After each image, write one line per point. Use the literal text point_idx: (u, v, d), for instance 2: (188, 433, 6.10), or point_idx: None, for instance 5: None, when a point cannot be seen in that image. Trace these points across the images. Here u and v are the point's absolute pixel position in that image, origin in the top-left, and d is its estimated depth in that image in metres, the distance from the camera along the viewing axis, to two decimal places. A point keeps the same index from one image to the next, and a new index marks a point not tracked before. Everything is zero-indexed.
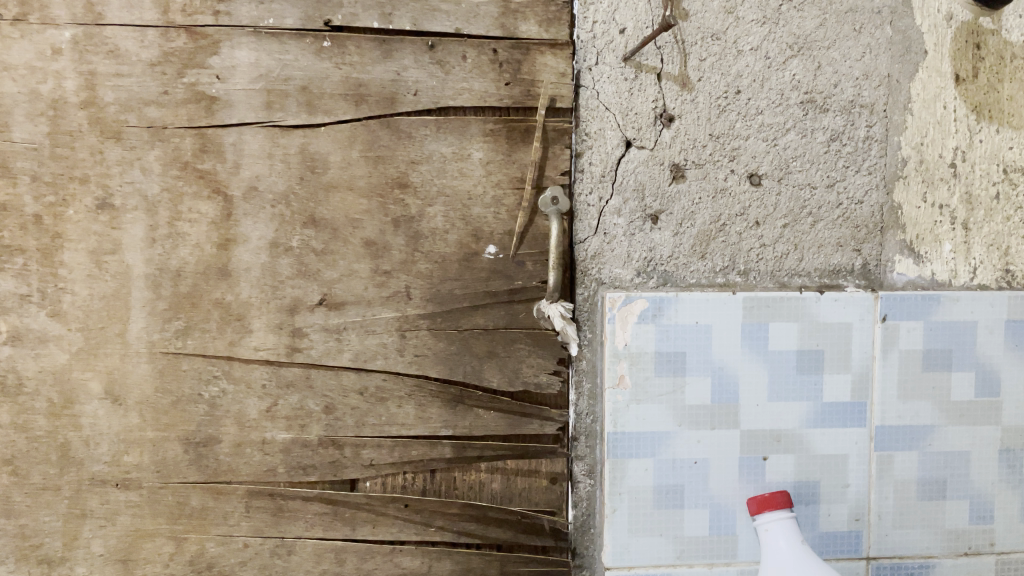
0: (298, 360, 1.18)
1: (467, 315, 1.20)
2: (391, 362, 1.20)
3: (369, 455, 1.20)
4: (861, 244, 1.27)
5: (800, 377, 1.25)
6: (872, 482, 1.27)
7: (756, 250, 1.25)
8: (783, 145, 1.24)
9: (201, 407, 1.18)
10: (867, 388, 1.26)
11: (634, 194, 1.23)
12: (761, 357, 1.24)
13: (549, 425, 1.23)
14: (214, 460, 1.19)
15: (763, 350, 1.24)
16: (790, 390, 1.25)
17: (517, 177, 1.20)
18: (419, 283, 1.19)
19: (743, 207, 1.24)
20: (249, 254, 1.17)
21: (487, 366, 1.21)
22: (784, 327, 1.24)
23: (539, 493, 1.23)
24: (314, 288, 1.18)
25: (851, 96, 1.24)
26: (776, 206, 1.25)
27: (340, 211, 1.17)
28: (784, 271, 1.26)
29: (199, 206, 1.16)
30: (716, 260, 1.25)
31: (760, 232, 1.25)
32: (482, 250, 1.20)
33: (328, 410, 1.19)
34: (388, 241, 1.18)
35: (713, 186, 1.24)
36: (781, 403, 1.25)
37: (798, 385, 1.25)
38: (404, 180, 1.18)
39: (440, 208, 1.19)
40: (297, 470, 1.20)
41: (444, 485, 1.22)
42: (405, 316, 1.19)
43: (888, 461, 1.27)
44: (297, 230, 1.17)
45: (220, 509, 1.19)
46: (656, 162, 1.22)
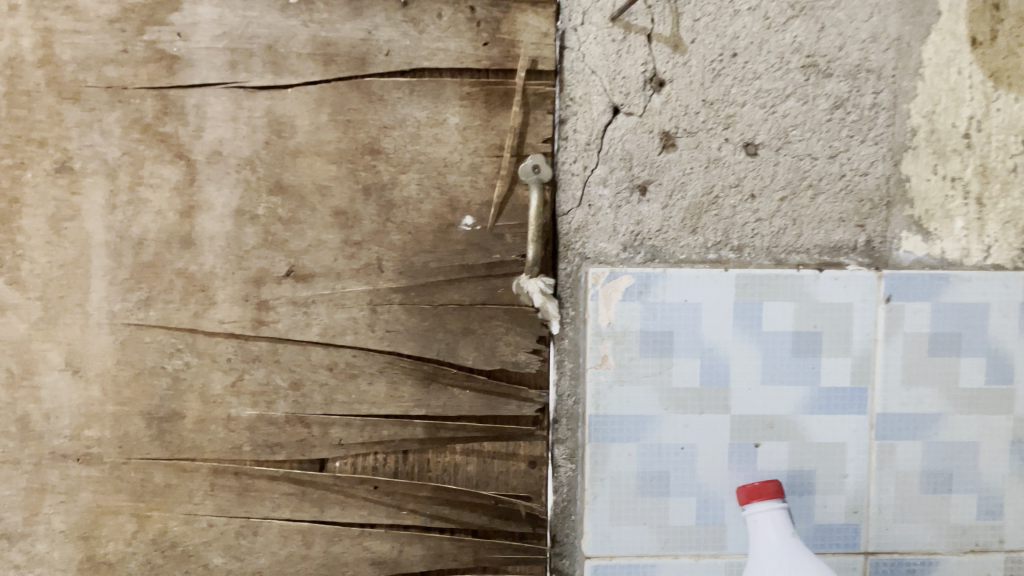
0: (263, 334, 1.13)
1: (441, 289, 1.14)
2: (362, 338, 1.14)
3: (338, 434, 1.15)
4: (865, 220, 1.19)
5: (796, 359, 1.18)
6: (871, 473, 1.20)
7: (752, 224, 1.17)
8: (782, 112, 1.16)
9: (164, 381, 1.14)
10: (868, 374, 1.18)
11: (620, 163, 1.15)
12: (754, 339, 1.17)
13: (527, 406, 1.17)
14: (177, 436, 1.14)
15: (757, 331, 1.17)
16: (784, 374, 1.18)
17: (496, 144, 1.13)
18: (392, 255, 1.13)
19: (738, 178, 1.16)
20: (213, 222, 1.12)
21: (463, 343, 1.15)
22: (779, 307, 1.17)
23: (516, 477, 1.18)
24: (281, 259, 1.13)
25: (857, 60, 1.16)
26: (774, 178, 1.17)
27: (308, 177, 1.12)
28: (782, 247, 1.18)
29: (161, 171, 1.11)
30: (708, 234, 1.17)
31: (756, 205, 1.17)
32: (458, 221, 1.13)
33: (296, 387, 1.14)
34: (358, 210, 1.12)
35: (706, 156, 1.16)
36: (775, 387, 1.18)
37: (793, 368, 1.18)
38: (375, 146, 1.12)
39: (413, 176, 1.13)
40: (264, 448, 1.15)
41: (417, 467, 1.17)
42: (377, 289, 1.13)
43: (889, 451, 1.20)
44: (263, 197, 1.12)
45: (184, 487, 1.15)
46: (644, 129, 1.15)
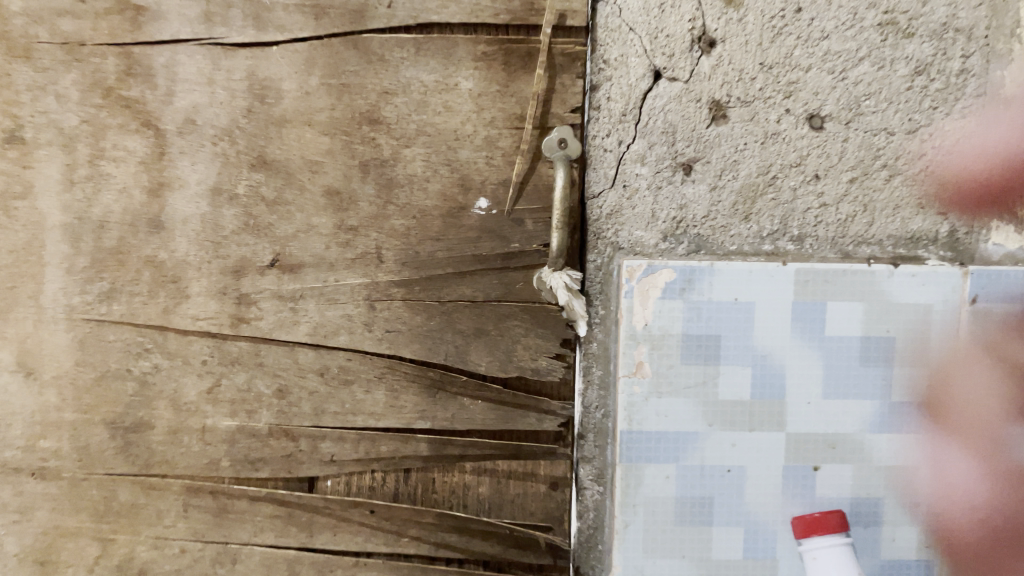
0: (243, 333, 0.98)
1: (451, 283, 0.98)
2: (357, 339, 0.98)
3: (330, 450, 1.00)
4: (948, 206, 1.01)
5: (864, 370, 1.01)
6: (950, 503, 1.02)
7: (815, 211, 1.00)
8: (853, 79, 0.98)
9: (130, 385, 0.99)
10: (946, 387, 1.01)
11: (662, 137, 0.99)
12: (815, 344, 1.00)
13: (549, 420, 1.00)
14: (145, 449, 0.99)
15: (818, 336, 1.00)
16: (849, 386, 1.01)
17: (516, 114, 0.96)
18: (393, 243, 0.97)
19: (800, 155, 0.99)
20: (186, 203, 0.96)
21: (474, 346, 0.99)
22: (846, 307, 0.99)
23: (535, 501, 1.01)
24: (265, 246, 0.97)
25: (944, 18, 0.98)
26: (842, 155, 1.00)
27: (296, 151, 0.95)
28: (850, 238, 1.01)
29: (125, 142, 0.95)
30: (764, 222, 1.00)
31: (821, 188, 1.00)
32: (471, 204, 0.97)
33: (281, 394, 0.99)
34: (354, 189, 0.96)
35: (762, 130, 0.99)
36: (839, 402, 1.01)
37: (860, 380, 1.01)
38: (374, 115, 0.95)
39: (419, 150, 0.96)
40: (244, 464, 1.00)
41: (420, 488, 1.01)
42: (375, 282, 0.97)
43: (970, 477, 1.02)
44: (243, 174, 0.96)
45: (154, 507, 1.00)
46: (690, 98, 0.98)
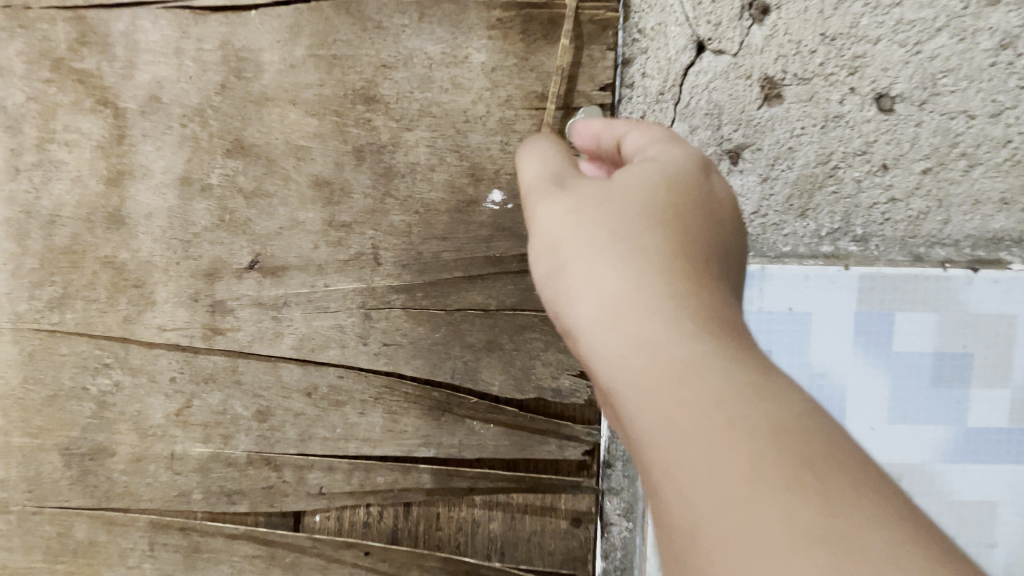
0: (217, 346, 0.84)
1: (459, 289, 0.84)
2: (350, 354, 0.84)
3: (318, 481, 0.86)
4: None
5: (936, 390, 0.87)
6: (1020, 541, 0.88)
7: (882, 206, 0.86)
8: (928, 52, 0.82)
9: (87, 406, 0.85)
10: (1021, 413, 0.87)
11: (705, 120, 0.85)
12: (881, 362, 0.87)
13: (571, 448, 0.86)
14: (105, 479, 0.86)
15: (885, 352, 0.86)
16: (918, 410, 0.87)
17: (536, 92, 0.82)
18: (392, 242, 0.83)
19: (865, 142, 0.85)
20: (150, 195, 0.82)
21: (486, 363, 0.85)
22: (917, 319, 0.86)
23: (554, 540, 0.88)
24: (242, 246, 0.83)
25: None
26: (914, 142, 0.85)
27: (278, 134, 0.81)
28: (921, 238, 0.87)
29: (79, 123, 0.81)
30: (823, 219, 0.86)
31: (889, 180, 0.86)
32: (483, 197, 0.83)
33: (262, 418, 0.85)
34: (346, 179, 0.82)
35: (821, 112, 0.85)
36: (907, 427, 0.88)
37: (932, 403, 0.87)
38: (370, 93, 0.81)
39: (422, 133, 0.82)
40: (219, 496, 0.86)
41: (422, 525, 0.88)
42: (371, 288, 0.84)
43: None
44: (217, 162, 0.82)
45: (115, 546, 0.87)
46: (739, 75, 0.84)
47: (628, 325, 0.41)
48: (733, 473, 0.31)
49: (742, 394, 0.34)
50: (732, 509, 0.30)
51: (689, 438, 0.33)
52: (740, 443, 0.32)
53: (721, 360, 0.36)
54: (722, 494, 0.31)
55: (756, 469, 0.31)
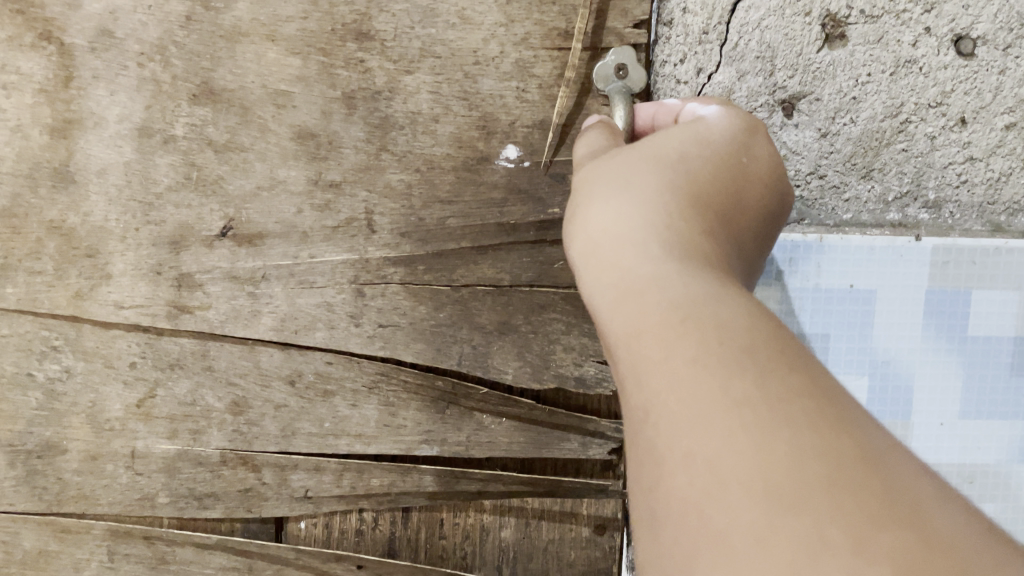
0: (185, 327, 0.72)
1: (467, 262, 0.72)
2: (340, 336, 0.72)
3: (303, 483, 0.74)
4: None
5: (1015, 379, 0.75)
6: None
7: (958, 166, 0.72)
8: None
9: (33, 396, 0.73)
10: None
11: (757, 65, 0.70)
12: (952, 347, 0.74)
13: (596, 446, 0.74)
14: (55, 481, 0.74)
15: (958, 336, 0.74)
16: (995, 402, 0.75)
17: (558, 29, 0.70)
18: (389, 205, 0.71)
19: (942, 91, 0.70)
20: (103, 148, 0.69)
21: (499, 347, 0.73)
22: (995, 298, 0.74)
23: (574, 550, 0.77)
24: (213, 209, 0.71)
25: None
26: (999, 92, 0.70)
27: (255, 76, 0.69)
28: (1001, 205, 0.73)
29: (17, 61, 0.68)
30: (889, 181, 0.72)
31: (967, 136, 0.71)
32: (495, 153, 0.71)
33: (237, 410, 0.73)
34: (335, 131, 0.70)
35: (891, 56, 0.69)
36: (981, 422, 0.76)
37: (1009, 393, 0.75)
38: (364, 28, 0.68)
39: (425, 77, 0.70)
40: (188, 500, 0.74)
41: (424, 533, 0.77)
42: (365, 259, 0.72)
43: None
44: (182, 109, 0.69)
45: (68, 557, 0.75)
46: (797, 11, 0.69)
47: (605, 255, 0.47)
48: (685, 357, 0.35)
49: (697, 298, 0.38)
50: (684, 383, 0.34)
51: (649, 328, 0.38)
52: (693, 335, 0.36)
53: (686, 272, 0.41)
54: (675, 374, 0.35)
55: (702, 354, 0.35)
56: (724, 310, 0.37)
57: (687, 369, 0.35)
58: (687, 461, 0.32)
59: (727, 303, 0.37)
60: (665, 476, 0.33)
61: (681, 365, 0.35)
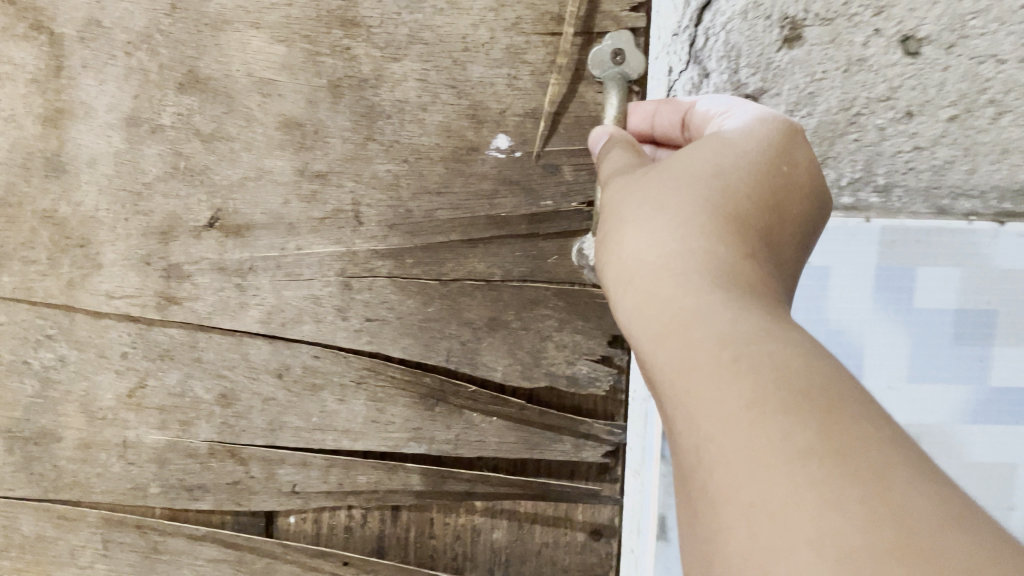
0: (173, 318, 0.71)
1: (456, 255, 0.70)
2: (327, 331, 0.71)
3: (290, 478, 0.73)
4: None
5: (958, 347, 0.65)
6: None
7: (908, 158, 0.63)
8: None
9: (29, 384, 0.74)
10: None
11: (721, 63, 0.63)
12: (900, 321, 0.65)
13: (589, 449, 0.72)
14: (52, 468, 0.75)
15: (906, 309, 0.65)
16: (940, 373, 0.66)
17: (552, 12, 0.67)
18: (376, 196, 0.69)
19: (893, 87, 0.61)
20: (93, 137, 0.69)
21: (488, 344, 0.70)
22: (945, 277, 0.64)
23: (568, 555, 0.75)
24: (201, 200, 0.70)
25: None
26: (943, 87, 0.61)
27: (239, 65, 0.67)
28: (944, 189, 0.64)
29: (11, 52, 0.68)
30: (843, 169, 0.64)
31: (919, 132, 0.62)
32: (485, 143, 0.69)
33: (226, 402, 0.72)
34: (321, 121, 0.68)
35: (844, 54, 0.61)
36: (925, 390, 0.66)
37: (951, 361, 0.65)
38: (349, 14, 0.67)
39: (413, 64, 0.68)
40: (179, 491, 0.74)
41: (413, 532, 0.75)
42: (352, 252, 0.70)
43: None
44: (169, 98, 0.68)
45: (65, 543, 0.76)
46: (756, 6, 0.61)
47: (645, 286, 0.43)
48: (738, 402, 0.31)
49: (749, 337, 0.34)
50: (735, 430, 0.31)
51: (697, 369, 0.35)
52: (744, 377, 0.32)
53: (730, 306, 0.37)
54: (730, 420, 0.32)
55: (753, 398, 0.31)
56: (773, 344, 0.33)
57: (741, 414, 0.31)
58: (750, 519, 0.29)
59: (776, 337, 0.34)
60: (723, 533, 0.30)
61: (735, 413, 0.31)
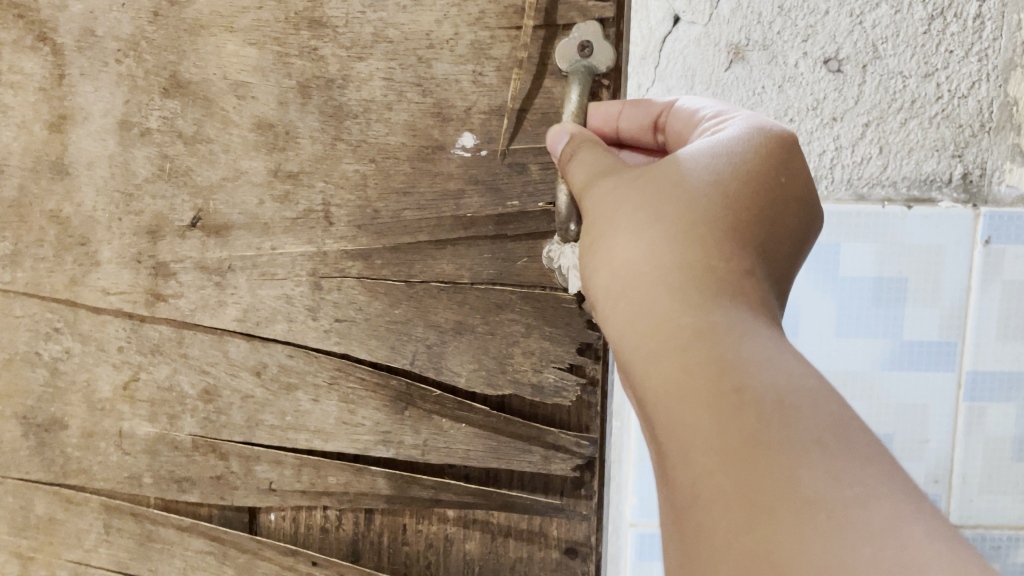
0: (161, 314, 0.74)
1: (424, 256, 0.69)
2: (299, 330, 0.71)
3: (267, 476, 0.74)
4: (964, 148, 0.73)
5: (874, 312, 0.73)
6: (957, 438, 0.75)
7: (827, 157, 0.73)
8: (869, 20, 0.71)
9: (40, 373, 0.78)
10: (961, 324, 0.73)
11: (681, 82, 0.73)
12: (824, 289, 0.73)
13: (558, 461, 0.68)
14: (60, 454, 0.79)
15: (829, 278, 0.73)
16: (856, 331, 0.74)
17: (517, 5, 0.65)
18: (345, 196, 0.69)
19: (816, 98, 0.72)
20: (91, 142, 0.73)
21: (453, 348, 0.69)
22: (864, 252, 0.72)
23: (543, 573, 0.72)
24: (185, 201, 0.72)
25: None
26: (859, 99, 0.72)
27: (216, 69, 0.69)
28: (864, 179, 0.73)
29: (21, 63, 0.73)
30: None
31: (836, 134, 0.73)
32: (452, 141, 0.67)
33: (208, 397, 0.74)
34: (291, 122, 0.69)
35: (779, 73, 0.72)
36: (846, 349, 0.74)
37: (869, 323, 0.73)
38: (316, 14, 0.67)
39: (378, 63, 0.67)
40: (169, 483, 0.77)
41: (386, 538, 0.74)
42: (323, 252, 0.70)
43: (976, 420, 0.74)
44: (155, 102, 0.71)
45: (73, 526, 0.80)
46: (706, 39, 0.72)
47: (641, 297, 0.47)
48: (734, 439, 0.36)
49: (735, 367, 0.39)
50: (720, 437, 0.37)
51: (690, 395, 0.39)
52: (736, 411, 0.37)
53: (728, 332, 0.41)
54: (725, 454, 0.36)
55: (745, 433, 0.36)
56: (765, 377, 0.38)
57: (739, 451, 0.36)
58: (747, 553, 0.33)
59: (767, 367, 0.39)
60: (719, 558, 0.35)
61: (734, 448, 0.36)
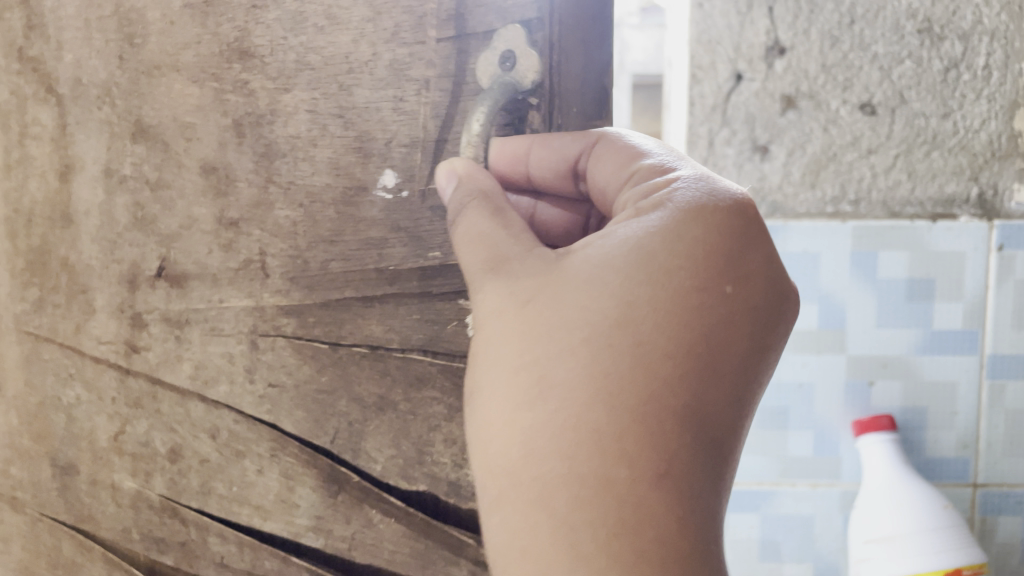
0: (138, 366, 0.70)
1: (353, 317, 0.61)
2: (238, 393, 0.65)
3: (218, 550, 0.69)
4: (979, 172, 1.03)
5: (907, 305, 1.04)
6: (981, 410, 1.05)
7: (869, 180, 1.04)
8: (897, 74, 1.01)
9: (60, 417, 0.75)
10: (980, 317, 1.03)
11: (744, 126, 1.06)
12: (866, 287, 1.05)
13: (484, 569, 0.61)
14: (77, 499, 0.76)
15: (871, 278, 1.04)
16: (895, 319, 1.05)
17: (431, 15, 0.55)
18: (279, 246, 0.62)
19: (855, 135, 1.04)
20: (89, 189, 0.70)
21: (374, 426, 0.62)
22: (896, 259, 1.03)
23: None
24: (153, 248, 0.68)
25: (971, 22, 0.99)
26: (891, 134, 1.03)
27: (171, 110, 0.64)
28: (896, 199, 1.04)
29: (38, 114, 0.70)
30: (827, 187, 1.05)
31: (872, 162, 1.04)
32: (372, 180, 0.58)
33: (174, 457, 0.70)
34: (231, 163, 0.62)
35: (824, 117, 1.04)
36: (888, 332, 1.05)
37: (905, 314, 1.04)
38: (244, 45, 0.59)
39: (302, 92, 0.58)
40: (151, 543, 0.73)
41: None
42: (261, 307, 0.63)
43: (998, 391, 1.04)
44: (128, 148, 0.67)
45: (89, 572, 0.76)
46: (763, 92, 1.04)
47: (530, 512, 0.43)
48: None
49: None
50: None
51: None
52: None
53: None
54: None
55: None
56: None
57: None
58: None
59: None
60: None
61: None
